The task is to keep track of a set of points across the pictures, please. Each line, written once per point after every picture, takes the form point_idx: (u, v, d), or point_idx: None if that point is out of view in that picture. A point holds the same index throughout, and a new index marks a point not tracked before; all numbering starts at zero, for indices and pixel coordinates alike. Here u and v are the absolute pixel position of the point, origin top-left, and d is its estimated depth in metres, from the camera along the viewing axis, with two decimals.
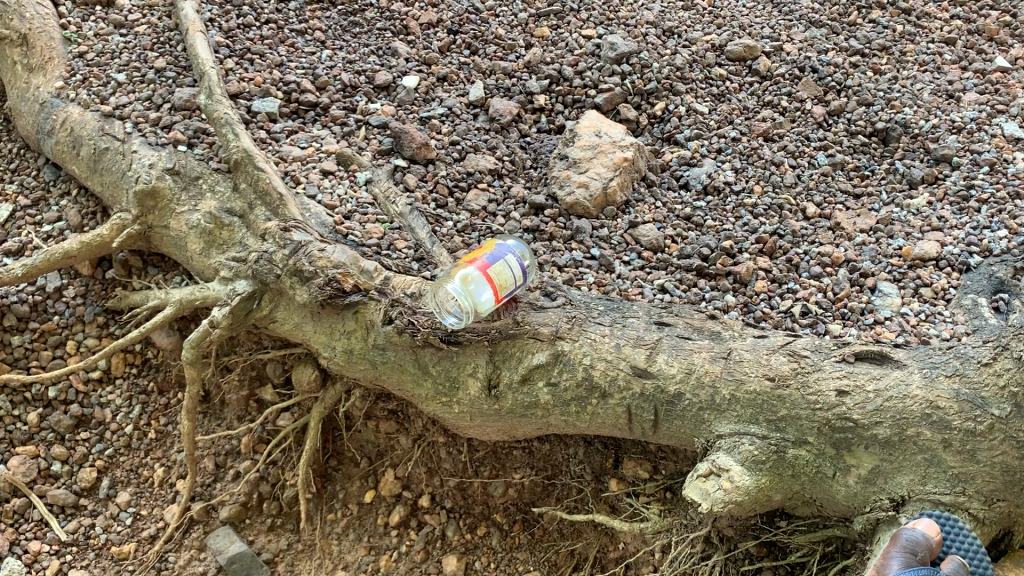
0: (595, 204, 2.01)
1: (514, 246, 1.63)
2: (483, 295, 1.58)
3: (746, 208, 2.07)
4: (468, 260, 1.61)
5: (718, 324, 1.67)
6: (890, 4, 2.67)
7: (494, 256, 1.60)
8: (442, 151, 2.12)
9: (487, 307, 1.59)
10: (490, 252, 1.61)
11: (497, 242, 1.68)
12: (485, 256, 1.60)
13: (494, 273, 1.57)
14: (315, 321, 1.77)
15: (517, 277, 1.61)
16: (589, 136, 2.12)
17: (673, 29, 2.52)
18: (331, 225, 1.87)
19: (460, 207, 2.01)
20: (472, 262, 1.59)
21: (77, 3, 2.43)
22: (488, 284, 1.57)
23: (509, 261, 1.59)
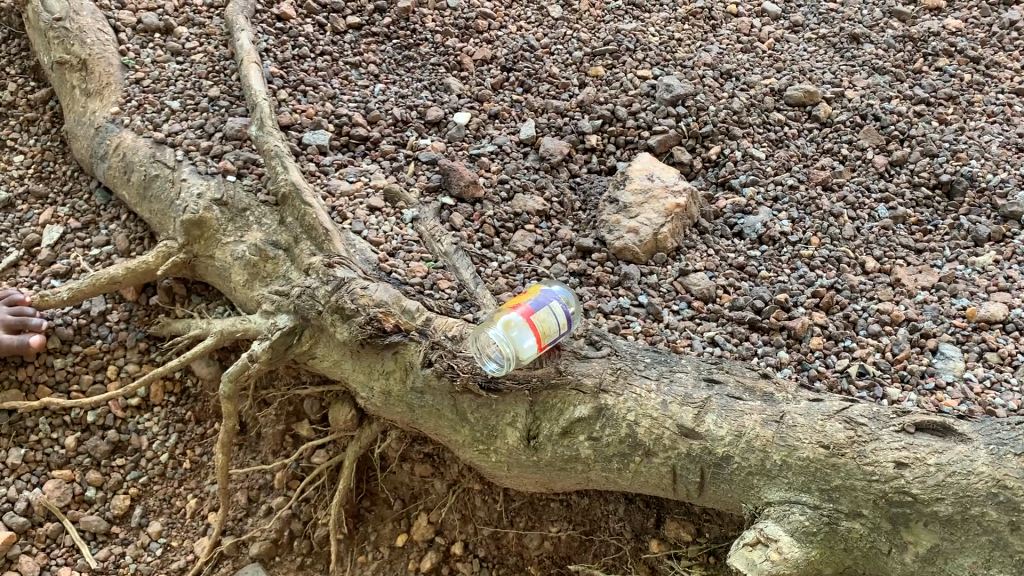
0: (645, 249, 1.95)
1: (559, 296, 1.60)
2: (526, 341, 1.54)
3: (803, 259, 2.00)
4: (510, 306, 1.58)
5: (771, 384, 1.59)
6: (959, 51, 2.58)
7: (538, 302, 1.57)
8: (491, 190, 2.08)
9: (529, 354, 1.55)
10: (534, 298, 1.58)
11: (541, 287, 1.65)
12: (528, 302, 1.57)
13: (537, 320, 1.53)
14: (355, 360, 1.74)
15: (561, 325, 1.57)
16: (641, 179, 2.06)
17: (731, 72, 2.47)
18: (375, 261, 1.83)
19: (506, 247, 1.97)
20: (516, 308, 1.56)
21: (138, 30, 2.45)
22: (532, 331, 1.53)
23: (553, 308, 1.56)
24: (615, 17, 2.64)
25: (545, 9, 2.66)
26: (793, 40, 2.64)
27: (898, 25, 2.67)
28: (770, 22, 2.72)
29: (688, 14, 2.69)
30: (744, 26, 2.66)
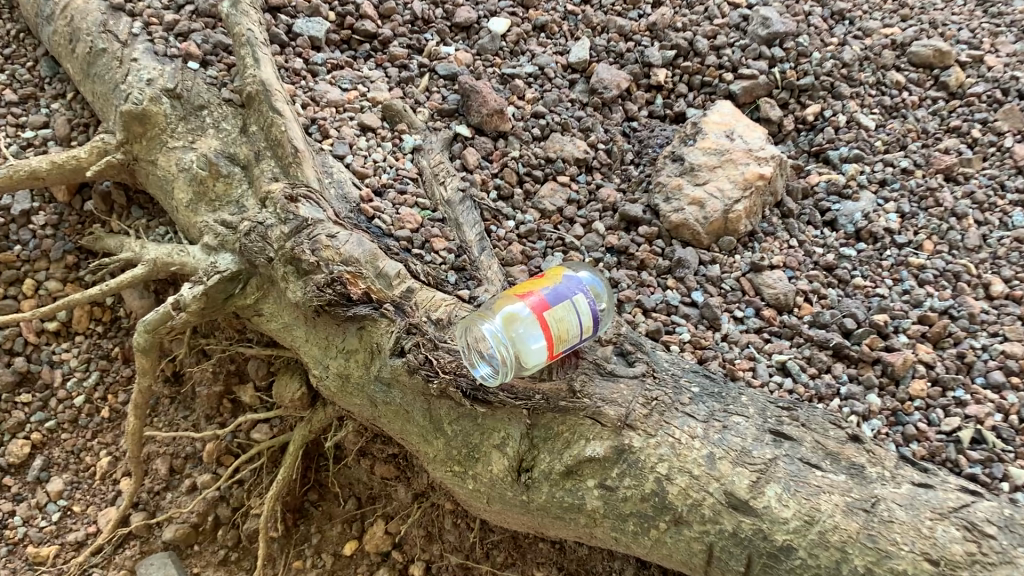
0: (709, 229, 1.49)
1: (586, 287, 1.17)
2: (536, 343, 1.12)
3: (910, 268, 1.54)
4: (518, 294, 1.16)
5: (863, 452, 1.13)
6: None
7: (556, 292, 1.14)
8: (520, 124, 1.61)
9: (537, 362, 1.13)
10: (552, 286, 1.15)
11: (565, 272, 1.22)
12: (541, 291, 1.15)
13: (552, 317, 1.11)
14: (309, 328, 1.32)
15: (585, 328, 1.15)
16: (717, 135, 1.55)
17: (845, 13, 1.96)
18: (355, 200, 1.40)
19: (528, 202, 1.53)
20: (526, 297, 1.14)
21: None
22: (543, 331, 1.11)
23: (577, 302, 1.13)
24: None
25: None
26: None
27: None
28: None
29: None
30: None
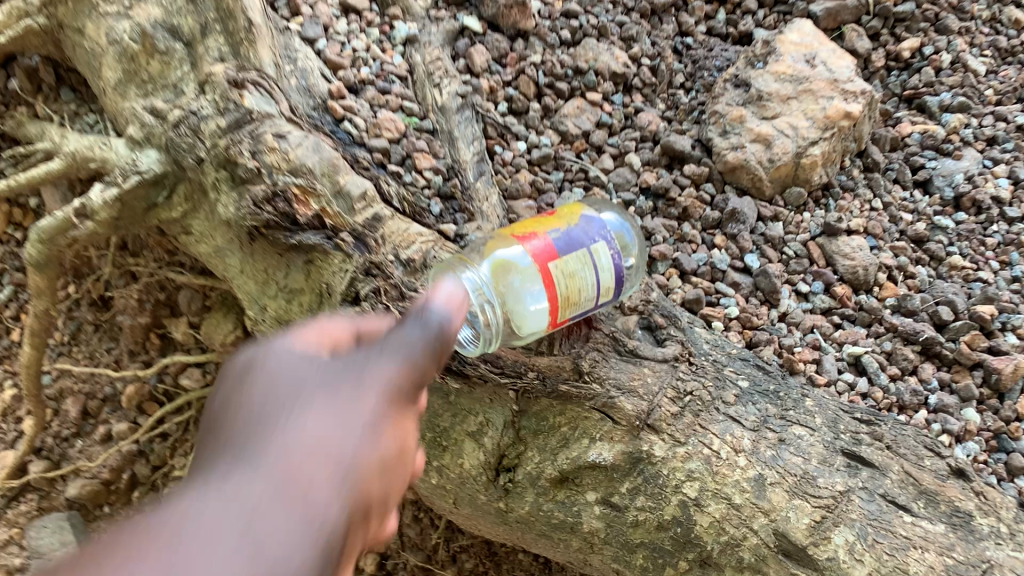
0: (774, 176, 1.17)
1: (611, 234, 0.85)
2: (535, 302, 0.80)
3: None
4: (516, 235, 0.83)
5: (972, 498, 0.81)
6: None
7: (568, 236, 0.82)
8: (546, 22, 1.24)
9: (535, 329, 0.82)
10: (562, 228, 0.83)
11: (582, 209, 0.89)
12: (548, 233, 0.83)
13: (560, 271, 0.79)
14: (244, 255, 1.01)
15: (603, 291, 0.83)
16: (795, 57, 1.21)
17: None
18: (320, 95, 1.08)
19: (546, 122, 1.21)
20: (526, 240, 0.82)
21: None
22: (546, 292, 0.79)
23: (596, 253, 0.82)
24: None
25: None
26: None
27: None
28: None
29: None
30: None
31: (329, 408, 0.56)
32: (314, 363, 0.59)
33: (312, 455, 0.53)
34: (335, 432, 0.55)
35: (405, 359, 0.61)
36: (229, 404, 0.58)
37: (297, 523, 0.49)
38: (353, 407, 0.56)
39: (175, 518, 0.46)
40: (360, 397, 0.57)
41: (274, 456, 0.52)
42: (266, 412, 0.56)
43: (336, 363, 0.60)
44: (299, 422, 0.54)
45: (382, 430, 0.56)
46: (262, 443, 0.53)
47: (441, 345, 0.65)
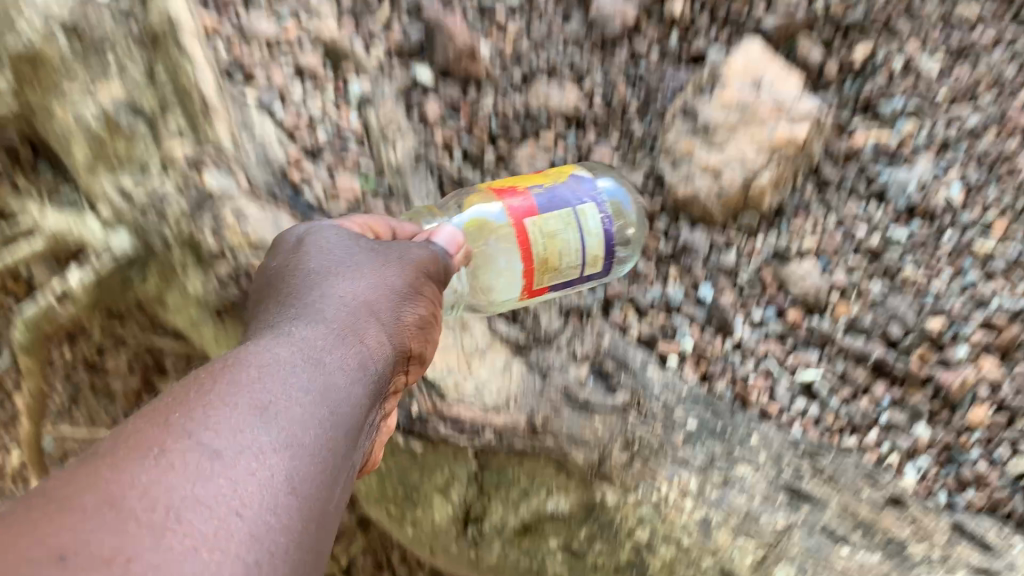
0: (725, 205, 1.21)
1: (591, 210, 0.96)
2: (513, 260, 0.92)
3: (981, 258, 1.20)
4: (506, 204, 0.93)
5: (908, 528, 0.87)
6: None
7: (548, 198, 0.94)
8: (497, 65, 1.30)
9: (510, 296, 0.95)
10: (543, 192, 0.94)
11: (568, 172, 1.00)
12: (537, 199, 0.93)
13: (537, 232, 0.91)
14: (217, 327, 1.08)
15: (577, 260, 0.94)
16: (737, 85, 1.21)
17: None
18: (279, 165, 1.14)
19: (506, 166, 1.29)
20: (509, 198, 0.93)
21: None
22: (523, 251, 0.91)
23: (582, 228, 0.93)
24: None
25: None
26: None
27: None
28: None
29: None
30: None
31: (368, 278, 0.80)
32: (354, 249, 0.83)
33: (359, 310, 0.77)
34: (370, 300, 0.78)
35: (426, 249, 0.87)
36: (293, 277, 0.81)
37: (341, 365, 0.70)
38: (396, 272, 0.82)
39: (248, 365, 0.66)
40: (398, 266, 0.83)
41: (337, 324, 0.74)
42: (303, 293, 0.78)
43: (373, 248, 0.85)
44: (346, 293, 0.78)
45: (411, 308, 0.81)
46: (316, 315, 0.75)
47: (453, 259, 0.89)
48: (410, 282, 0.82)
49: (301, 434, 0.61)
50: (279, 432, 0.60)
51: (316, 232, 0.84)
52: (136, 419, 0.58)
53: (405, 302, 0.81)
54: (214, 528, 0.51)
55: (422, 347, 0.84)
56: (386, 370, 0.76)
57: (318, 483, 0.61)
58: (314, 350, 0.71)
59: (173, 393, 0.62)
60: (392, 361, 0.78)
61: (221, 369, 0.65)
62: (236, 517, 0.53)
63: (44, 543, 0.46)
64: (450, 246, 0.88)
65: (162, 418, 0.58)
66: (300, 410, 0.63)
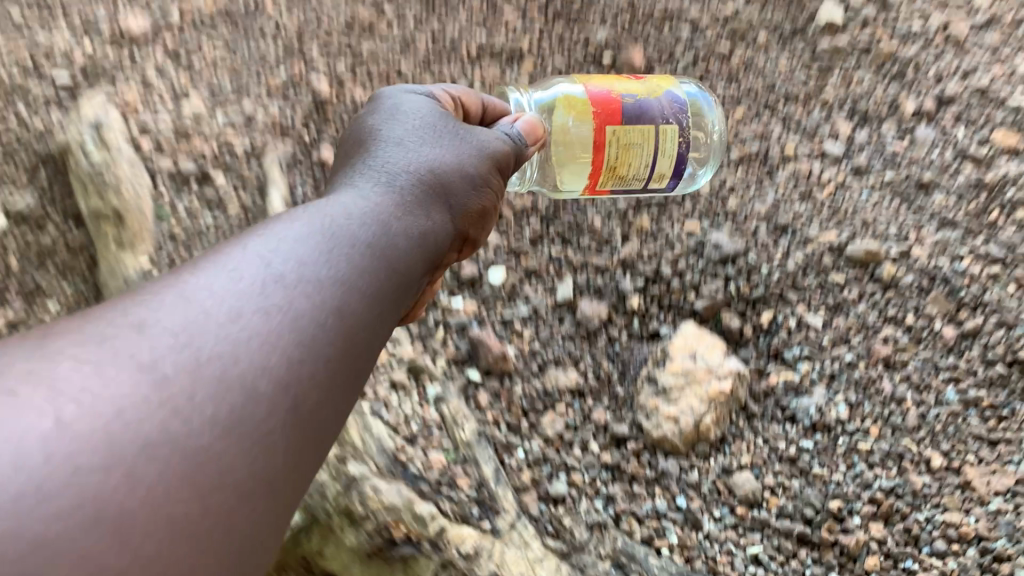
0: (686, 440, 1.82)
1: (653, 132, 1.64)
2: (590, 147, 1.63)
3: (860, 453, 1.86)
4: (595, 115, 1.63)
5: None
6: None
7: (636, 109, 1.65)
8: (521, 362, 1.95)
9: (573, 187, 1.73)
10: (635, 98, 1.67)
11: (659, 94, 1.72)
12: (626, 106, 1.64)
13: (613, 139, 1.62)
14: (363, 566, 1.52)
15: (631, 179, 1.67)
16: (682, 359, 1.88)
17: (788, 225, 2.12)
18: (391, 451, 1.70)
19: (534, 431, 1.88)
20: (615, 92, 1.66)
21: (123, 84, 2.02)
22: (604, 129, 1.62)
23: (630, 168, 1.64)
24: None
25: None
26: (881, 142, 2.23)
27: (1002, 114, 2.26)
28: (844, 117, 2.27)
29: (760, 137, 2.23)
30: (818, 151, 2.22)
31: (433, 153, 1.30)
32: (422, 129, 1.35)
33: (428, 178, 1.26)
34: (436, 165, 1.29)
35: (472, 139, 1.38)
36: (383, 133, 1.33)
37: (401, 220, 1.15)
38: (449, 147, 1.33)
39: (340, 209, 1.10)
40: (452, 145, 1.34)
41: (403, 193, 1.21)
42: (387, 157, 1.27)
43: (441, 128, 1.36)
44: (421, 156, 1.29)
45: (479, 196, 1.34)
46: (393, 175, 1.24)
47: (503, 151, 1.43)
48: (482, 174, 1.35)
49: (384, 258, 1.07)
50: (328, 274, 0.97)
51: (406, 106, 1.39)
52: (284, 225, 1.02)
53: (468, 182, 1.32)
54: (335, 307, 0.94)
55: (471, 233, 1.37)
56: (444, 239, 1.24)
57: (365, 291, 1.00)
58: (398, 200, 1.19)
59: (301, 214, 1.06)
60: (452, 227, 1.28)
61: (342, 204, 1.11)
62: (268, 318, 0.87)
63: (233, 307, 0.87)
64: (525, 130, 1.53)
65: (239, 250, 0.95)
66: (385, 244, 1.09)
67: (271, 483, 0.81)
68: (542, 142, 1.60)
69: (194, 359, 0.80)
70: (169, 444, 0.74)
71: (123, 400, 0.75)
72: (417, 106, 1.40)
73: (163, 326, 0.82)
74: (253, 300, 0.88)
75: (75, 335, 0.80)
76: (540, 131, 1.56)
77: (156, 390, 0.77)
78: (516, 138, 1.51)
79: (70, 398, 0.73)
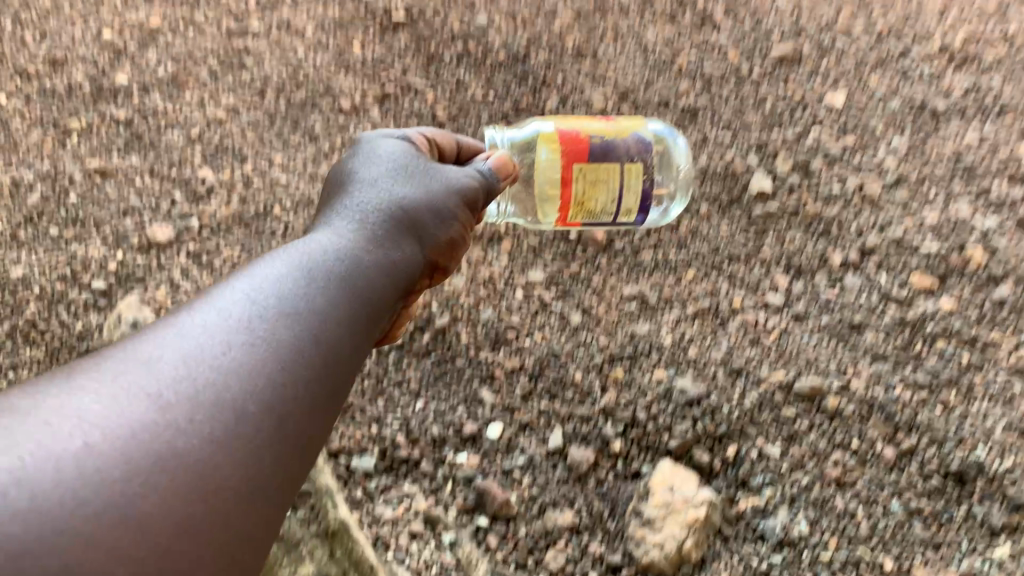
0: (671, 563, 2.12)
1: (617, 169, 1.91)
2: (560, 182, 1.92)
3: (823, 562, 2.18)
4: (563, 154, 1.90)
5: None
6: (993, 322, 2.53)
7: (603, 150, 1.92)
8: (522, 506, 2.26)
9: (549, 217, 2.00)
10: (603, 140, 1.93)
11: (628, 134, 1.97)
12: (593, 148, 1.92)
13: (580, 174, 1.90)
14: None
15: (598, 213, 1.94)
16: (662, 492, 2.19)
17: (742, 368, 2.47)
18: None
19: (539, 566, 2.18)
20: (585, 135, 1.93)
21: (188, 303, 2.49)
22: (572, 164, 1.90)
23: (596, 203, 1.92)
24: (629, 288, 2.63)
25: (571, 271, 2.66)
26: (815, 292, 2.62)
27: (917, 259, 2.67)
28: (781, 272, 2.66)
29: (710, 295, 2.62)
30: (760, 303, 2.60)
31: (401, 189, 1.65)
32: (392, 172, 1.69)
33: (397, 215, 1.61)
34: (406, 201, 1.64)
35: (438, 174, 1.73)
36: (361, 175, 1.69)
37: (375, 253, 1.51)
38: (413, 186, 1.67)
39: (324, 245, 1.45)
40: (417, 183, 1.68)
41: (376, 231, 1.56)
42: (363, 195, 1.63)
43: (406, 170, 1.71)
44: (390, 193, 1.64)
45: (449, 227, 1.69)
46: (369, 212, 1.59)
47: (469, 185, 1.77)
48: (450, 204, 1.69)
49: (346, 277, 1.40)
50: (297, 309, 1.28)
51: (381, 147, 1.75)
52: (266, 268, 1.35)
53: (437, 213, 1.67)
54: (313, 335, 1.26)
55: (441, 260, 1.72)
56: (410, 265, 1.60)
57: (339, 306, 1.35)
58: (369, 237, 1.54)
59: (289, 253, 1.40)
60: (418, 254, 1.63)
61: (318, 242, 1.46)
62: (251, 346, 1.18)
63: (225, 340, 1.17)
64: (497, 165, 1.83)
65: (224, 297, 1.25)
66: (350, 272, 1.42)
67: (261, 476, 1.09)
68: (514, 174, 1.90)
69: (192, 386, 1.09)
70: (177, 457, 1.02)
71: (138, 422, 1.02)
72: (387, 150, 1.75)
73: (166, 362, 1.11)
74: (239, 334, 1.18)
75: (94, 372, 1.08)
76: (510, 166, 1.86)
77: (164, 414, 1.05)
78: (489, 175, 1.82)
79: (94, 423, 1.00)
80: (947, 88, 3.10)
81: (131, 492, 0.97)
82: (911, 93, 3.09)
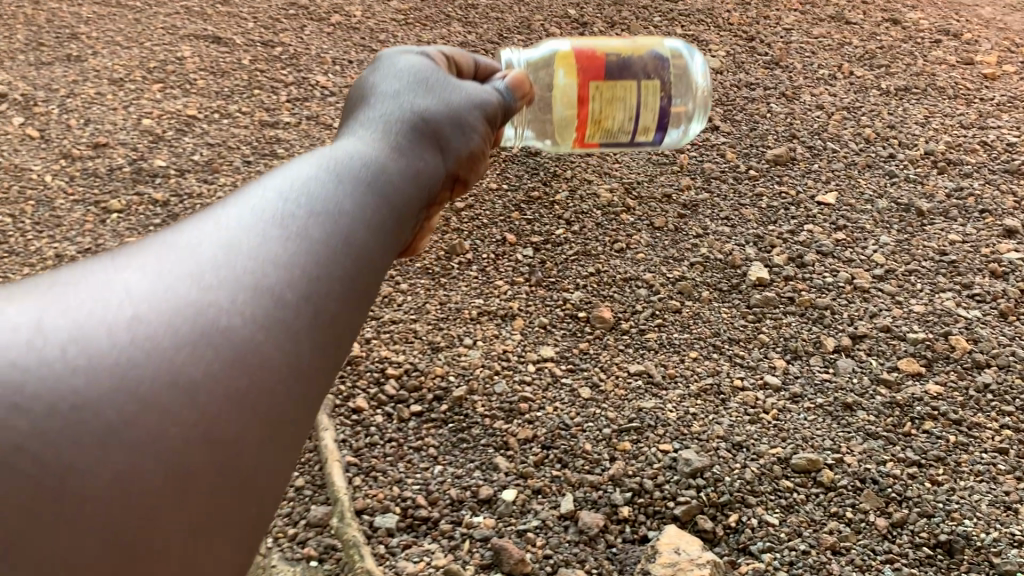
0: None
1: (634, 86, 2.10)
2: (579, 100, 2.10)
3: None
4: (582, 73, 2.08)
5: None
6: (977, 406, 2.71)
7: (619, 67, 2.10)
8: (536, 564, 2.30)
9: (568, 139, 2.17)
10: (618, 60, 2.12)
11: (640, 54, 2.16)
12: (610, 66, 2.10)
13: (598, 92, 2.08)
14: None
15: (614, 129, 2.12)
16: (668, 552, 2.26)
17: (742, 442, 2.59)
18: None
19: None
20: (601, 54, 2.11)
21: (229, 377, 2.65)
22: (590, 84, 2.08)
23: (613, 119, 2.10)
24: (635, 366, 2.80)
25: (584, 347, 2.86)
26: (811, 374, 2.80)
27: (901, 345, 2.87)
28: (779, 354, 2.86)
29: (713, 375, 2.79)
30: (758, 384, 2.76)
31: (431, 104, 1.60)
32: (418, 87, 1.63)
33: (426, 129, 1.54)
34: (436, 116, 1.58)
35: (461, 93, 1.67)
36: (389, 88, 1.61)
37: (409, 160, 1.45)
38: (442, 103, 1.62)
39: (355, 144, 1.40)
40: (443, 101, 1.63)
41: (405, 135, 1.49)
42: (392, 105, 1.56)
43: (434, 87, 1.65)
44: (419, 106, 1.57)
45: (469, 137, 1.63)
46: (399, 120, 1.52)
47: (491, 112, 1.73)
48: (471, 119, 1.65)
49: (380, 178, 1.35)
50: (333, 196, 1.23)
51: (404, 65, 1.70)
52: (296, 164, 1.29)
53: (458, 126, 1.60)
54: (345, 230, 1.20)
55: (462, 175, 1.65)
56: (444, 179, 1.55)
57: (371, 193, 1.29)
58: (400, 141, 1.47)
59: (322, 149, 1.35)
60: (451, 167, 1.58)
61: (350, 141, 1.40)
62: (285, 235, 1.14)
63: (259, 233, 1.13)
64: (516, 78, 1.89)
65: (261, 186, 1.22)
66: (384, 168, 1.36)
67: (300, 359, 1.07)
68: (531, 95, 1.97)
69: (231, 272, 1.06)
70: (217, 339, 1.00)
71: (179, 303, 1.01)
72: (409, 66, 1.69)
73: (205, 251, 1.08)
74: (274, 226, 1.15)
75: (138, 254, 1.07)
76: (526, 86, 1.91)
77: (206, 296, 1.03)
78: (505, 95, 1.85)
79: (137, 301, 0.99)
80: (931, 190, 3.38)
81: (172, 368, 0.96)
82: (898, 195, 3.36)
